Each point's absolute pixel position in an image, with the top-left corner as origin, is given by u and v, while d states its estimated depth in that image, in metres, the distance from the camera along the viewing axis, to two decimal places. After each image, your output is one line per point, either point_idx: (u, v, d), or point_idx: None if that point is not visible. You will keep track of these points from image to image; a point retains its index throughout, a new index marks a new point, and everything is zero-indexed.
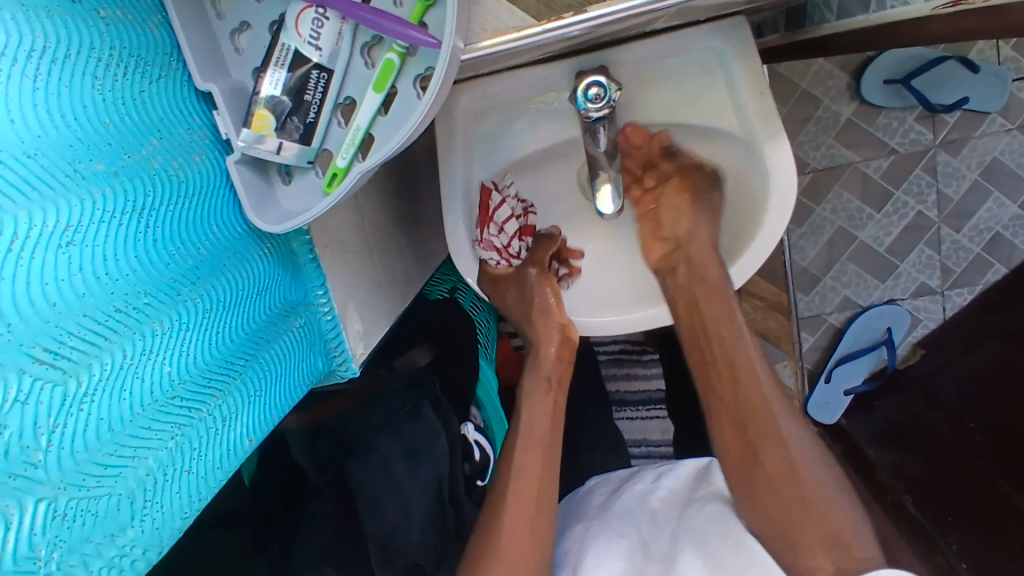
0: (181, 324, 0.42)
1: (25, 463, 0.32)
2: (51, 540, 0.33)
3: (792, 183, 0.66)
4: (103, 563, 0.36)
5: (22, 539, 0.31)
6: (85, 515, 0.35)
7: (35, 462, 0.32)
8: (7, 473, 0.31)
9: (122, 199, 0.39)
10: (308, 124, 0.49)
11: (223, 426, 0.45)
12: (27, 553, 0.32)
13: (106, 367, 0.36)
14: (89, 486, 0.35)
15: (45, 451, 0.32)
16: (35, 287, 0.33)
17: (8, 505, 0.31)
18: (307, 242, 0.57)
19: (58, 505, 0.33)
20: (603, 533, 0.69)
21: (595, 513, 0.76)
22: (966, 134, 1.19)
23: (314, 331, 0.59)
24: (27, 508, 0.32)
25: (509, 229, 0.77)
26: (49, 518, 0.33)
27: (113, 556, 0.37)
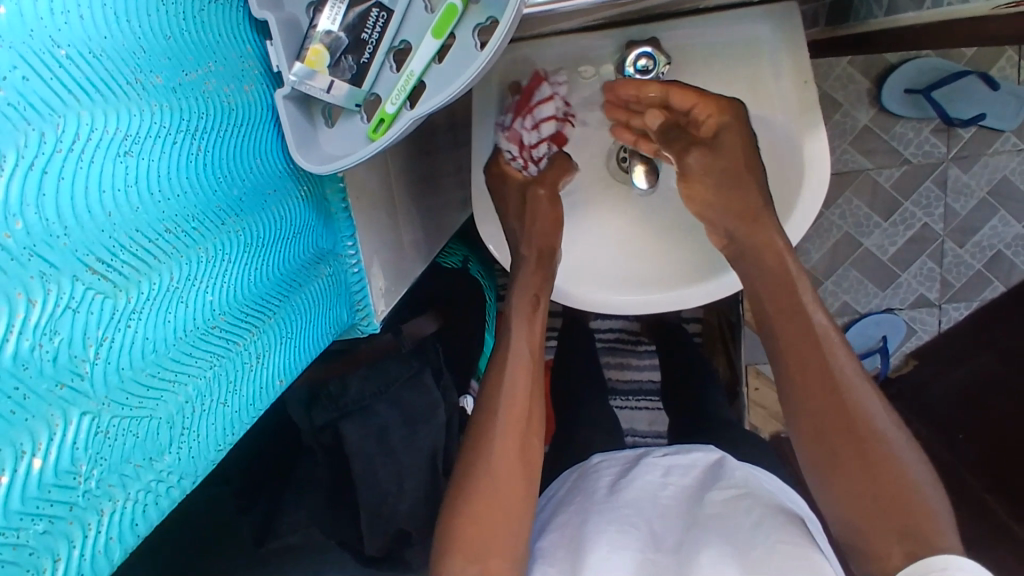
0: (223, 253, 0.40)
1: (73, 372, 0.30)
2: (92, 456, 0.31)
3: (823, 182, 0.65)
4: (139, 488, 0.34)
5: (64, 452, 0.29)
6: (127, 435, 0.33)
7: (82, 374, 0.30)
8: (54, 382, 0.29)
9: (178, 117, 0.37)
10: (361, 64, 0.47)
11: (258, 363, 0.43)
12: (68, 467, 0.30)
13: (155, 286, 0.34)
14: (132, 406, 0.33)
15: (93, 362, 0.31)
16: (92, 192, 0.31)
17: (53, 415, 0.29)
18: (341, 190, 0.55)
19: (100, 421, 0.31)
20: (613, 519, 0.67)
21: (602, 495, 0.74)
22: (979, 150, 1.21)
23: (340, 282, 0.57)
24: (72, 420, 0.30)
25: (544, 130, 0.70)
26: (91, 434, 0.31)
27: (149, 484, 0.34)
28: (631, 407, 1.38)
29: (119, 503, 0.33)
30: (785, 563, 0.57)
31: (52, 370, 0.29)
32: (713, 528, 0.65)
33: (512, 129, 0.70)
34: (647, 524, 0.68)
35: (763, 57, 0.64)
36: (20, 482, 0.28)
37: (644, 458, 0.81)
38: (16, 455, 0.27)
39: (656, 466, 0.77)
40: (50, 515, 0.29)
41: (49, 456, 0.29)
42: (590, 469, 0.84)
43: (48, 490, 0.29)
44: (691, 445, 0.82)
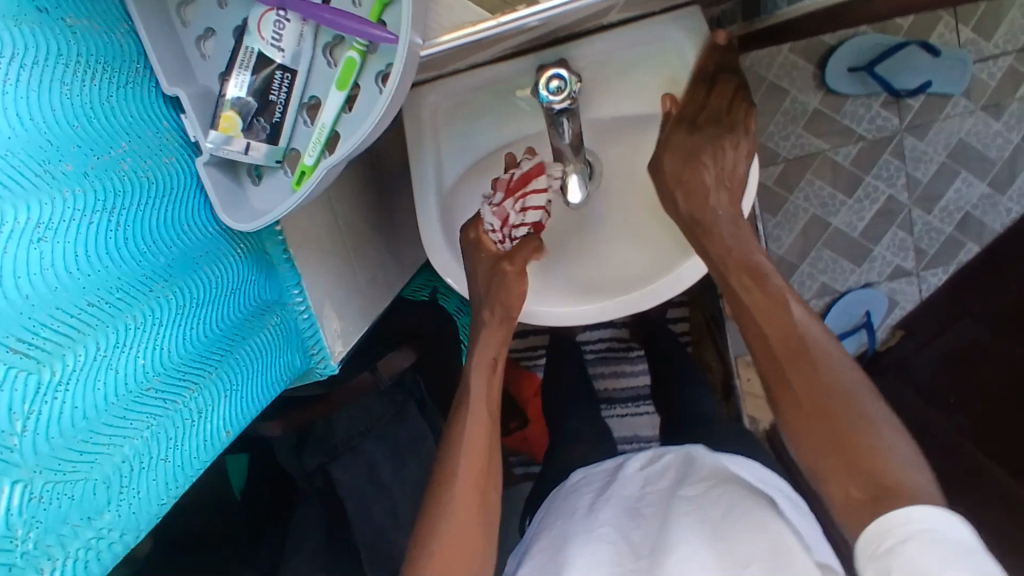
0: (152, 319, 0.42)
1: (1, 445, 0.32)
2: (28, 520, 0.33)
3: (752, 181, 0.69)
4: (80, 545, 0.36)
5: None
6: (63, 497, 0.35)
7: (10, 446, 0.32)
8: None
9: (93, 199, 0.40)
10: (274, 124, 0.50)
11: (200, 418, 0.45)
12: (5, 531, 0.32)
13: (80, 358, 0.37)
14: (66, 470, 0.35)
15: (21, 435, 0.33)
16: (7, 280, 0.34)
17: None
18: (281, 243, 0.58)
19: (34, 487, 0.33)
20: (590, 540, 0.69)
21: (582, 514, 0.76)
22: (931, 116, 1.22)
23: (290, 330, 0.59)
24: (4, 489, 0.32)
25: (529, 217, 0.72)
26: (26, 500, 0.33)
27: (90, 541, 0.37)
28: (631, 414, 1.42)
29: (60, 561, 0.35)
30: (751, 544, 0.59)
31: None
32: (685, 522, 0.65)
33: (499, 206, 0.72)
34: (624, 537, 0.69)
35: (677, 61, 0.67)
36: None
37: (622, 469, 0.83)
38: None
39: (633, 481, 0.79)
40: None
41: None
42: (574, 489, 0.85)
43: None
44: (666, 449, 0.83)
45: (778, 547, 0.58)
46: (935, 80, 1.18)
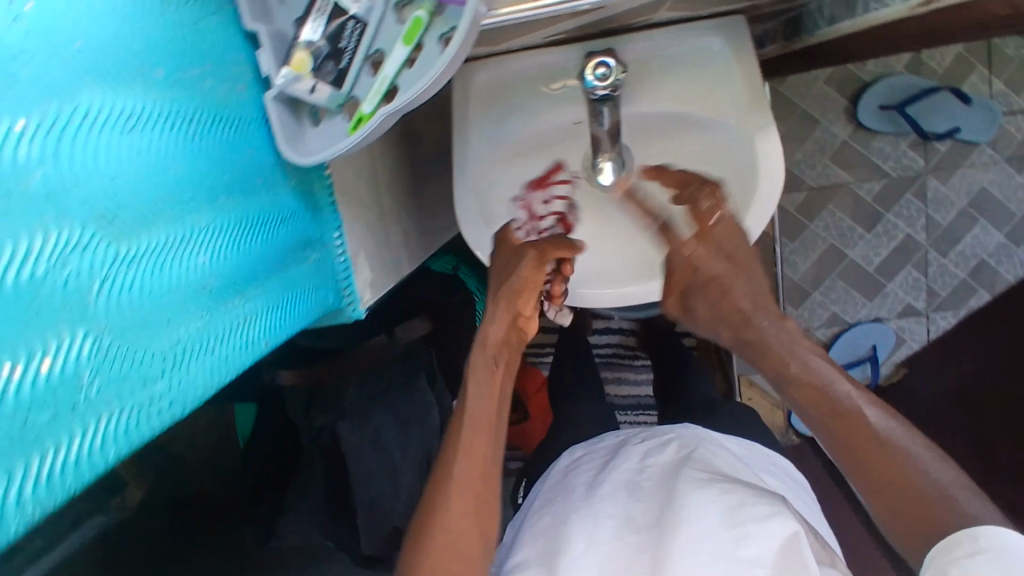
0: (212, 224, 0.46)
1: (79, 297, 0.35)
2: (95, 370, 0.35)
3: (778, 181, 0.72)
4: (136, 406, 0.37)
5: (70, 362, 0.33)
6: (128, 358, 0.37)
7: (88, 299, 0.35)
8: (62, 301, 0.34)
9: (175, 107, 0.44)
10: (340, 70, 0.55)
11: (245, 323, 0.48)
12: (74, 375, 0.34)
13: (151, 240, 0.40)
14: (132, 335, 0.38)
15: (96, 292, 0.36)
16: (99, 155, 0.37)
17: (63, 329, 0.33)
18: (328, 187, 0.62)
19: (103, 342, 0.36)
20: (590, 515, 0.71)
21: (581, 489, 0.78)
22: (957, 162, 1.25)
23: (328, 270, 0.62)
24: (77, 336, 0.34)
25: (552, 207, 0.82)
26: (94, 352, 0.35)
27: (145, 408, 0.38)
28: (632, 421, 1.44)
29: (121, 416, 0.36)
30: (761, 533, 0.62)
31: (63, 292, 0.34)
32: (693, 500, 0.67)
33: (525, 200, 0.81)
34: (625, 513, 0.71)
35: (718, 66, 0.70)
36: (34, 377, 0.31)
37: (622, 446, 0.85)
38: (28, 357, 0.31)
39: (633, 454, 0.81)
40: (54, 411, 0.32)
41: (59, 362, 0.33)
42: (575, 463, 0.87)
43: (56, 392, 0.32)
44: (665, 428, 0.85)
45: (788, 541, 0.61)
46: (965, 126, 1.21)
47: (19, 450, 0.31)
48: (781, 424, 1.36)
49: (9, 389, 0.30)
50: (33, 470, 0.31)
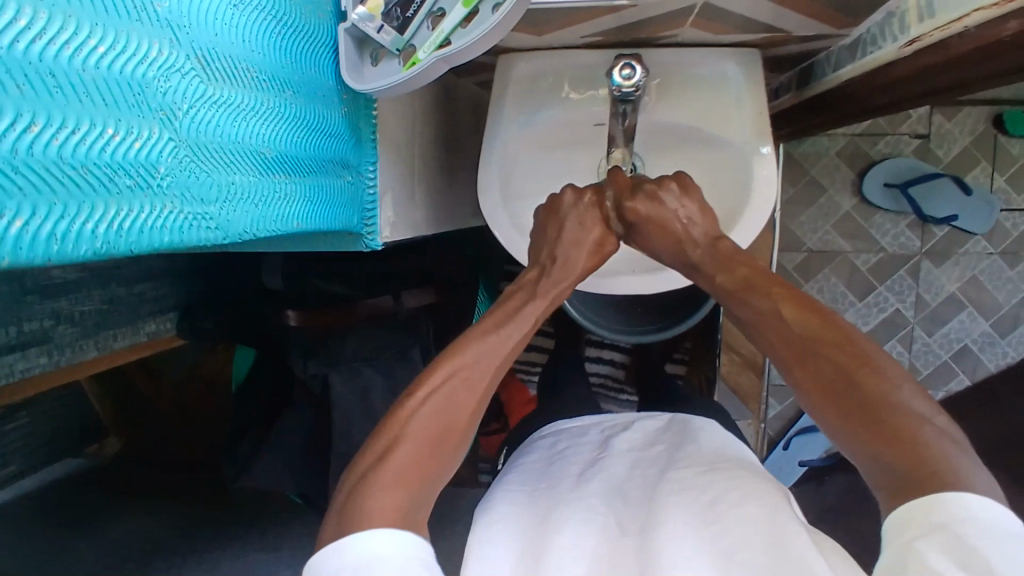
0: (278, 109, 0.54)
1: (170, 109, 0.43)
2: (168, 167, 0.43)
3: (772, 193, 0.78)
4: (192, 213, 0.45)
5: (152, 150, 0.41)
6: (194, 173, 0.45)
7: (175, 114, 0.44)
8: (157, 105, 0.42)
9: (270, 6, 0.53)
10: (405, 18, 0.63)
11: (285, 198, 0.55)
12: (152, 162, 0.41)
13: (229, 95, 0.49)
14: (200, 158, 0.46)
15: (182, 111, 0.44)
16: (206, 14, 0.47)
17: (153, 124, 0.42)
18: (373, 125, 0.70)
19: (178, 151, 0.44)
20: (580, 503, 0.72)
21: (570, 482, 0.79)
22: (951, 247, 1.32)
23: (359, 196, 0.70)
24: (160, 135, 0.42)
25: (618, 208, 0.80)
26: (170, 154, 0.43)
27: (197, 217, 0.45)
28: None
29: (179, 212, 0.43)
30: (748, 528, 0.63)
31: (160, 99, 0.42)
32: (678, 505, 0.69)
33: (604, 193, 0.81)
34: (613, 508, 0.73)
35: (731, 90, 0.79)
36: (126, 146, 0.39)
37: (611, 450, 0.86)
38: (127, 131, 0.40)
39: (623, 464, 0.83)
40: (134, 181, 0.40)
41: (146, 146, 0.41)
42: (558, 454, 0.89)
43: (137, 166, 0.40)
44: (657, 443, 0.87)
45: (780, 532, 0.61)
46: (962, 215, 1.29)
47: (105, 195, 0.38)
48: None
49: (109, 145, 0.38)
50: (112, 216, 0.38)
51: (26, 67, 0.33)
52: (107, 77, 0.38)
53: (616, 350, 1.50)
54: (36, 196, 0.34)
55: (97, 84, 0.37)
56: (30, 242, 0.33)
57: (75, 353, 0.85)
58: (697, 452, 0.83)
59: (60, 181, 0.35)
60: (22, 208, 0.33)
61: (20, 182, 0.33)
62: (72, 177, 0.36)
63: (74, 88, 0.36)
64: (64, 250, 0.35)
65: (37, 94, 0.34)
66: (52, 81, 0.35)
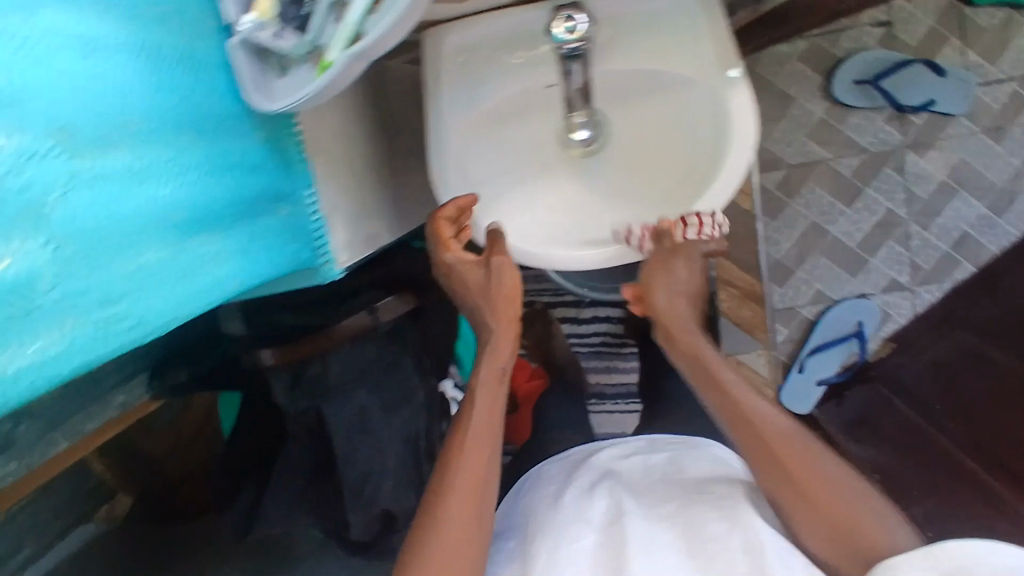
0: (178, 160, 0.46)
1: (36, 205, 0.34)
2: (52, 276, 0.35)
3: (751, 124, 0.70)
4: (93, 320, 0.37)
5: (25, 265, 0.33)
6: (85, 273, 0.37)
7: (46, 209, 0.35)
8: (19, 206, 0.33)
9: (138, 38, 0.44)
10: (303, 16, 0.55)
11: (210, 261, 0.47)
12: (27, 279, 0.33)
13: (113, 163, 0.40)
14: (91, 251, 0.37)
15: (54, 203, 0.35)
16: (61, 72, 0.37)
17: (17, 234, 0.33)
18: (298, 143, 0.61)
19: (61, 252, 0.35)
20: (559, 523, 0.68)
21: (552, 502, 0.74)
22: (932, 134, 1.26)
23: (300, 225, 0.62)
24: (32, 242, 0.34)
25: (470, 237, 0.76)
26: (49, 258, 0.35)
27: (103, 323, 0.38)
28: (620, 410, 1.50)
29: (83, 326, 0.36)
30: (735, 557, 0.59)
31: (19, 198, 0.33)
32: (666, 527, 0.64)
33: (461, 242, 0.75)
34: (599, 520, 0.68)
35: (688, 22, 0.71)
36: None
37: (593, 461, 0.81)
38: None
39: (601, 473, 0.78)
40: (11, 310, 0.33)
41: (14, 262, 0.33)
42: (545, 475, 0.84)
43: (11, 290, 0.33)
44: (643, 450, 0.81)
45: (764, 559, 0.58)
46: (939, 100, 1.23)
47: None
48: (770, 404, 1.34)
49: None
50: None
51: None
52: None
53: (611, 307, 1.50)
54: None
55: None
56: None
57: (43, 450, 0.78)
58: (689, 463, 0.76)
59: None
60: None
61: None
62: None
63: None
64: None
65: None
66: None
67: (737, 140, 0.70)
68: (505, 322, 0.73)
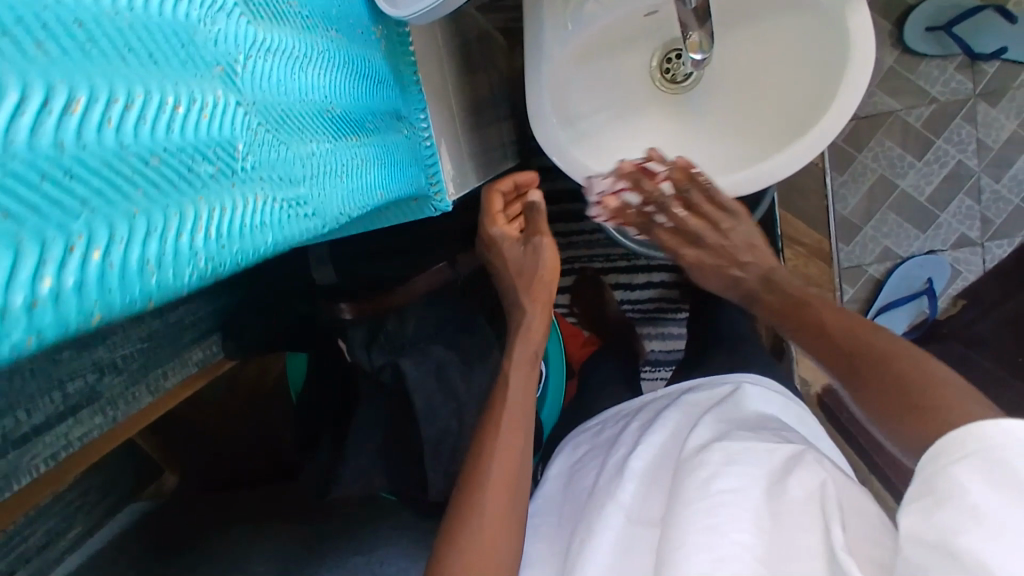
0: (331, 55, 0.43)
1: (227, 61, 0.31)
2: (246, 141, 0.32)
3: (869, 62, 0.64)
4: (282, 199, 0.34)
5: (224, 123, 0.31)
6: (270, 148, 0.34)
7: (236, 70, 0.32)
8: (213, 59, 0.31)
9: None
10: None
11: (361, 165, 0.45)
12: (227, 138, 0.31)
13: (282, 40, 0.37)
14: (273, 127, 0.35)
15: (240, 65, 0.33)
16: None
17: (216, 89, 0.30)
18: (412, 64, 0.58)
19: (251, 119, 0.33)
20: (592, 513, 0.67)
21: (586, 491, 0.74)
22: (1006, 83, 1.22)
23: (416, 150, 0.58)
24: (229, 99, 0.31)
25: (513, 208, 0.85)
26: (242, 122, 0.32)
27: (291, 205, 0.35)
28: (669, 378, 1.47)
29: (273, 203, 0.34)
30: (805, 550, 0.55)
31: (214, 50, 0.31)
32: (692, 483, 0.63)
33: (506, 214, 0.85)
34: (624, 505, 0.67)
35: None
36: (194, 119, 0.29)
37: (621, 436, 0.81)
38: (190, 98, 0.28)
39: (628, 443, 0.77)
40: (216, 168, 0.30)
41: (216, 118, 0.30)
42: (576, 468, 0.83)
43: (214, 146, 0.30)
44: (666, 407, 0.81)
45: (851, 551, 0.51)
46: (1013, 45, 1.19)
47: (188, 194, 0.28)
48: None
49: (175, 121, 0.27)
50: (208, 219, 0.29)
51: (44, 8, 0.21)
52: (145, 20, 0.27)
53: (663, 271, 1.45)
54: (107, 211, 0.24)
55: (139, 35, 0.26)
56: (121, 276, 0.24)
57: (129, 403, 0.72)
58: (704, 412, 0.77)
59: (123, 179, 0.25)
60: (94, 229, 0.23)
61: (79, 188, 0.23)
62: (142, 173, 0.26)
63: (112, 42, 0.25)
64: (165, 275, 0.26)
65: (70, 55, 0.23)
66: (81, 32, 0.23)
67: (850, 82, 0.66)
68: (538, 302, 0.80)
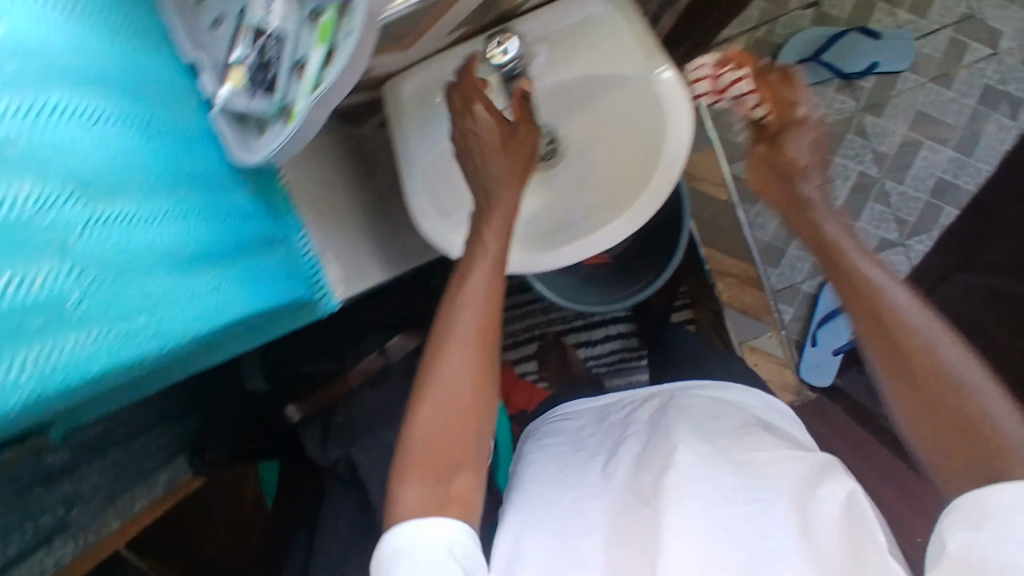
0: (182, 208, 0.54)
1: (60, 241, 0.43)
2: (77, 297, 0.43)
3: (683, 108, 0.79)
4: (112, 334, 0.45)
5: (53, 287, 0.42)
6: (104, 297, 0.45)
7: (68, 246, 0.43)
8: (47, 243, 0.42)
9: (135, 114, 0.53)
10: (269, 79, 0.61)
11: (212, 292, 0.56)
12: (56, 298, 0.42)
13: (124, 210, 0.48)
14: (109, 280, 0.46)
15: (75, 240, 0.44)
16: (71, 140, 0.46)
17: (47, 265, 0.41)
18: (285, 193, 0.69)
19: (82, 279, 0.44)
20: (595, 503, 0.75)
21: (595, 467, 0.81)
22: (885, 94, 1.33)
23: (297, 264, 0.69)
24: (59, 270, 0.42)
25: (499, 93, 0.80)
26: (72, 283, 0.43)
27: (124, 337, 0.46)
28: None
29: (106, 335, 0.45)
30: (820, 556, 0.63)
31: (47, 236, 0.42)
32: (713, 480, 0.69)
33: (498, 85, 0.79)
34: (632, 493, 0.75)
35: (610, 27, 0.80)
36: (23, 290, 0.40)
37: (631, 427, 0.88)
38: (20, 277, 0.40)
39: (643, 435, 0.84)
40: (46, 321, 0.41)
41: (46, 285, 0.41)
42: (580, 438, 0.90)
43: (44, 305, 0.41)
44: (685, 397, 0.87)
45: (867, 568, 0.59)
46: (881, 60, 1.30)
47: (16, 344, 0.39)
48: (794, 383, 1.34)
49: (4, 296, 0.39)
50: (36, 360, 0.41)
51: None
52: None
53: (619, 323, 1.55)
54: None
55: None
56: None
57: (98, 527, 0.85)
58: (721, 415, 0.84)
59: None
60: None
61: None
62: None
63: None
64: None
65: None
66: None
67: (672, 126, 0.80)
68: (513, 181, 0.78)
